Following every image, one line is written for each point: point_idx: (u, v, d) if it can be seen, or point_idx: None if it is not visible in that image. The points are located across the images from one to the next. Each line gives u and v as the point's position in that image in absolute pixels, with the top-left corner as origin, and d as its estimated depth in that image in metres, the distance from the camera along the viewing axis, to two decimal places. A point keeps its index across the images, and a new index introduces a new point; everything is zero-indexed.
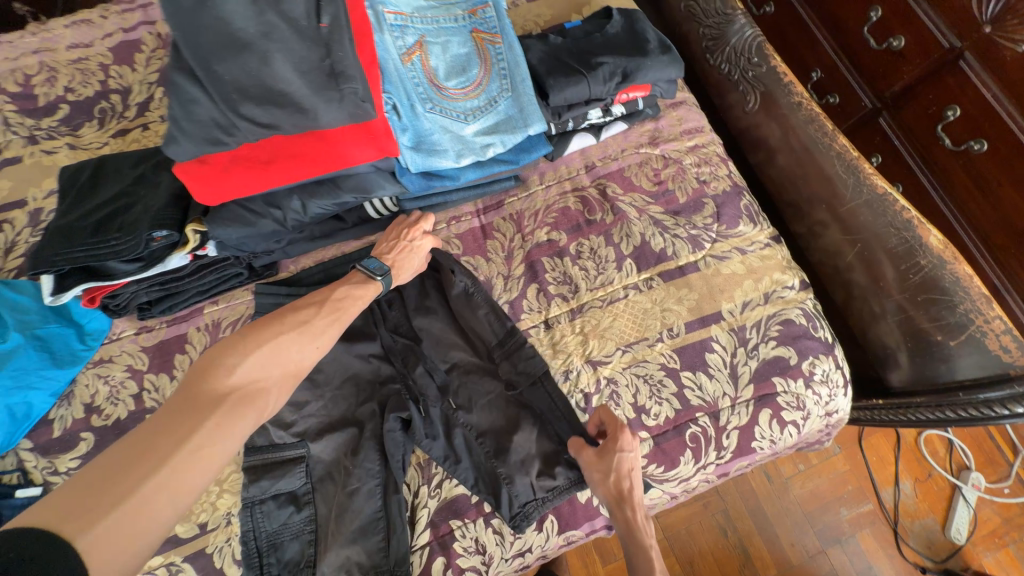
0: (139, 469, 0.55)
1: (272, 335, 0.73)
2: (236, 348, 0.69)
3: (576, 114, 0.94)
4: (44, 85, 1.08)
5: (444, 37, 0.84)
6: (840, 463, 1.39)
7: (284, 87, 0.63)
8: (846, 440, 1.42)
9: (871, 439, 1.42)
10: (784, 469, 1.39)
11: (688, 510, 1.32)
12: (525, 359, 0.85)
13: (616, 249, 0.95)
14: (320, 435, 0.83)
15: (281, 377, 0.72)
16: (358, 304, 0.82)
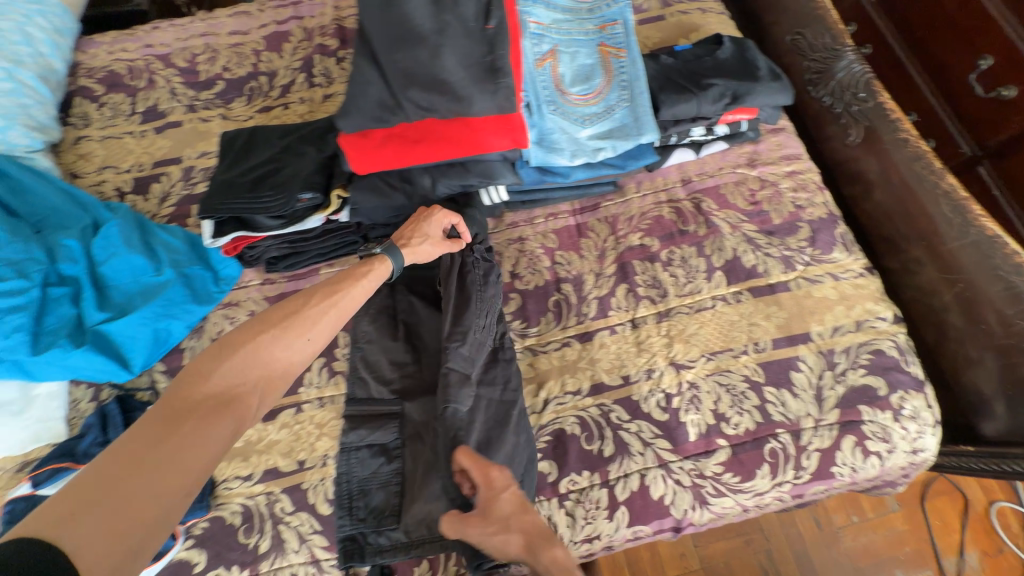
0: (122, 475, 0.53)
1: (257, 333, 0.71)
2: (213, 353, 0.68)
3: (681, 130, 0.99)
4: (206, 63, 1.25)
5: (574, 48, 0.92)
6: (899, 521, 1.31)
7: (449, 77, 0.73)
8: (906, 497, 1.34)
9: (934, 501, 1.33)
10: (836, 517, 1.32)
11: (731, 542, 1.28)
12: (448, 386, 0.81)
13: (707, 261, 0.98)
14: (413, 396, 0.88)
15: (264, 377, 0.70)
16: (356, 291, 0.81)
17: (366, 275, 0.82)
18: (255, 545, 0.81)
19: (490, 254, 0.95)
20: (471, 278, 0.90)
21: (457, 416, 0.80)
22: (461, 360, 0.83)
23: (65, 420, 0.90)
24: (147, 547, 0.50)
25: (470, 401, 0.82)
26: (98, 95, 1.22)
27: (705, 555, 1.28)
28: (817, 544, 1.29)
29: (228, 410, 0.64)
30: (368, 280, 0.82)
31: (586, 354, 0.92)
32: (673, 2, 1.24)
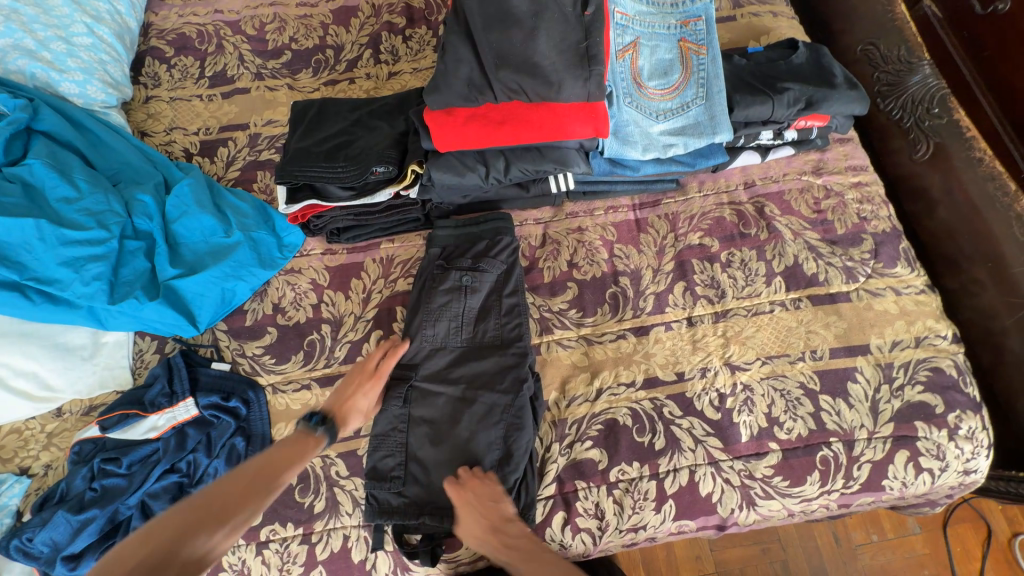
0: None
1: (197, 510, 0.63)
2: (138, 537, 0.59)
3: (750, 132, 0.97)
4: (274, 33, 1.24)
5: (654, 42, 0.93)
6: (918, 544, 1.25)
7: (542, 61, 0.73)
8: (928, 521, 1.27)
9: (955, 527, 1.27)
10: (855, 534, 1.26)
11: (747, 550, 1.24)
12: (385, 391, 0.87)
13: (768, 265, 0.98)
14: (462, 378, 0.87)
15: (186, 558, 0.58)
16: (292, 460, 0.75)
17: (303, 453, 0.77)
18: (310, 504, 0.84)
19: (446, 258, 0.96)
20: (424, 289, 0.94)
21: (398, 416, 0.86)
22: (412, 367, 0.88)
23: (130, 369, 0.93)
24: None
25: (399, 405, 0.86)
26: (168, 56, 1.22)
27: (720, 563, 1.23)
28: (833, 560, 1.24)
29: None
30: (300, 449, 0.77)
31: (641, 348, 0.93)
32: (746, 3, 1.22)
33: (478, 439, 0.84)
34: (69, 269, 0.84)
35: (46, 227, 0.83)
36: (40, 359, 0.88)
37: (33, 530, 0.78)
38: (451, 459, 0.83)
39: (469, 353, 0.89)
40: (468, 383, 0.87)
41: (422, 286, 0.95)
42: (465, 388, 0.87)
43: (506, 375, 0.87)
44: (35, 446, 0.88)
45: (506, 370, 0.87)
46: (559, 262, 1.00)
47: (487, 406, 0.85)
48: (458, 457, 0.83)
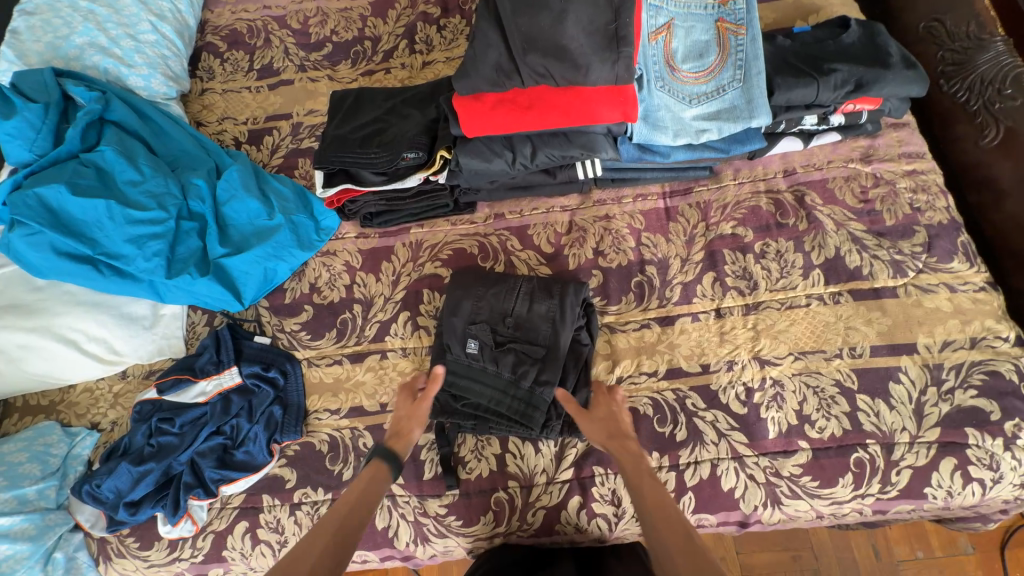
0: None
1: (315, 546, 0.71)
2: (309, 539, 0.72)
3: (792, 117, 0.92)
4: (317, 26, 1.30)
5: (690, 22, 0.89)
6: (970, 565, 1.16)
7: (569, 43, 0.72)
8: (981, 539, 1.17)
9: (1015, 551, 1.16)
10: (898, 550, 1.18)
11: (776, 554, 1.19)
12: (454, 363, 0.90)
13: (806, 257, 0.93)
14: (519, 350, 0.89)
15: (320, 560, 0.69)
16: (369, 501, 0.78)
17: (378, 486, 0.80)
18: (339, 472, 0.90)
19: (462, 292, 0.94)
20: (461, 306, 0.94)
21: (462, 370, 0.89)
22: (470, 318, 0.92)
23: (183, 338, 1.02)
24: None
25: (463, 363, 0.89)
26: (221, 51, 1.31)
27: (747, 565, 1.19)
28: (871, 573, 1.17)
29: None
30: (377, 483, 0.80)
31: (665, 338, 0.91)
32: None
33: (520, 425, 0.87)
34: (132, 246, 0.92)
35: (115, 207, 0.92)
36: (109, 326, 0.97)
37: (101, 477, 0.87)
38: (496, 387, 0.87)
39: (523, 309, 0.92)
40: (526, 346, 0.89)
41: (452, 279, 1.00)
42: (521, 351, 0.89)
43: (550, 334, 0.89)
44: (103, 404, 0.99)
45: (554, 330, 0.89)
46: (585, 250, 1.00)
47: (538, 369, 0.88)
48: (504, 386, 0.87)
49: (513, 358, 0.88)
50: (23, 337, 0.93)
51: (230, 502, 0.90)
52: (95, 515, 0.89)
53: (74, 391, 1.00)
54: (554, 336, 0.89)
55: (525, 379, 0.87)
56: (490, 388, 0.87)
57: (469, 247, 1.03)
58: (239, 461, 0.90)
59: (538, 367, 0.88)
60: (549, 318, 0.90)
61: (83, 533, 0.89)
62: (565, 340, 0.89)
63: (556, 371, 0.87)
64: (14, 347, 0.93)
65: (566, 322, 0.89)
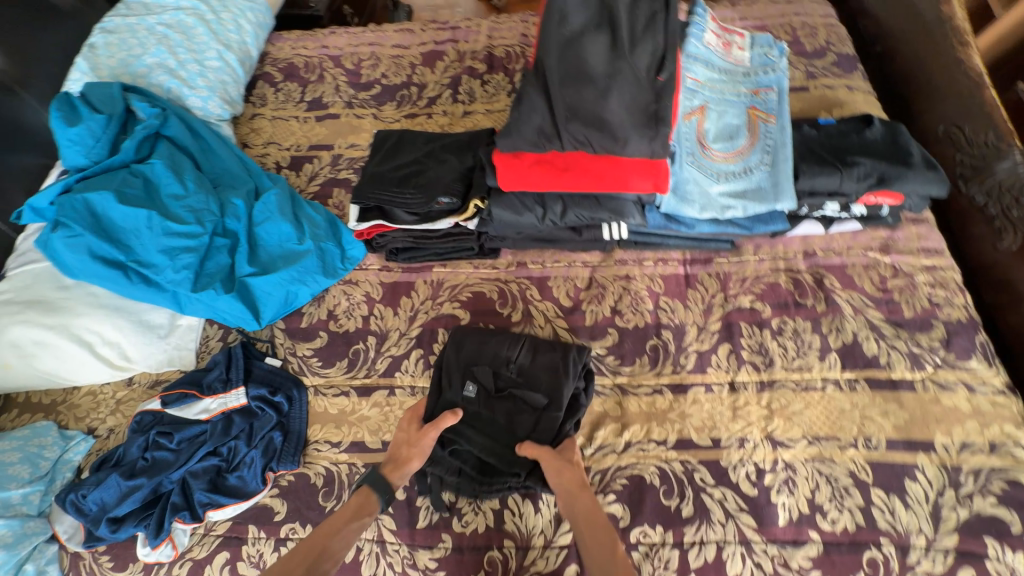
0: None
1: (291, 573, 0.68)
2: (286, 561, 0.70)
3: (815, 202, 0.95)
4: (369, 69, 1.39)
5: (723, 107, 0.94)
6: None
7: (611, 117, 0.77)
8: None
9: None
10: None
11: None
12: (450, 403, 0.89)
13: (823, 339, 0.93)
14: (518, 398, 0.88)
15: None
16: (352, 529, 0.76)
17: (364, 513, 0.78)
18: (331, 509, 0.87)
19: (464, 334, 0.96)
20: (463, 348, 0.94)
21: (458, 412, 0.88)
22: (472, 361, 0.92)
23: (195, 351, 1.02)
24: None
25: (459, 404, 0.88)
26: (276, 81, 1.39)
27: None
28: None
29: None
30: (364, 511, 0.78)
31: (677, 406, 0.90)
32: (819, 75, 1.23)
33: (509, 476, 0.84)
34: (165, 256, 0.95)
35: (155, 218, 0.95)
36: (126, 332, 0.98)
37: (88, 487, 0.85)
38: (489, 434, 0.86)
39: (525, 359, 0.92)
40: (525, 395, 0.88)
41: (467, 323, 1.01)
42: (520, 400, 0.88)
43: (550, 385, 0.88)
44: (104, 409, 0.98)
45: (555, 381, 0.88)
46: (603, 308, 1.01)
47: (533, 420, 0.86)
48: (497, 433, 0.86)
49: (511, 405, 0.88)
50: (40, 334, 0.93)
51: (214, 529, 0.87)
52: (74, 527, 0.86)
53: (78, 393, 1.00)
54: (554, 387, 0.88)
55: (521, 428, 0.86)
56: (483, 435, 0.86)
57: (488, 292, 1.04)
58: (230, 486, 0.88)
59: (535, 417, 0.87)
60: (552, 369, 0.90)
61: (58, 545, 0.85)
62: (566, 393, 0.87)
63: (553, 423, 0.85)
64: (29, 343, 0.93)
65: (569, 374, 0.88)
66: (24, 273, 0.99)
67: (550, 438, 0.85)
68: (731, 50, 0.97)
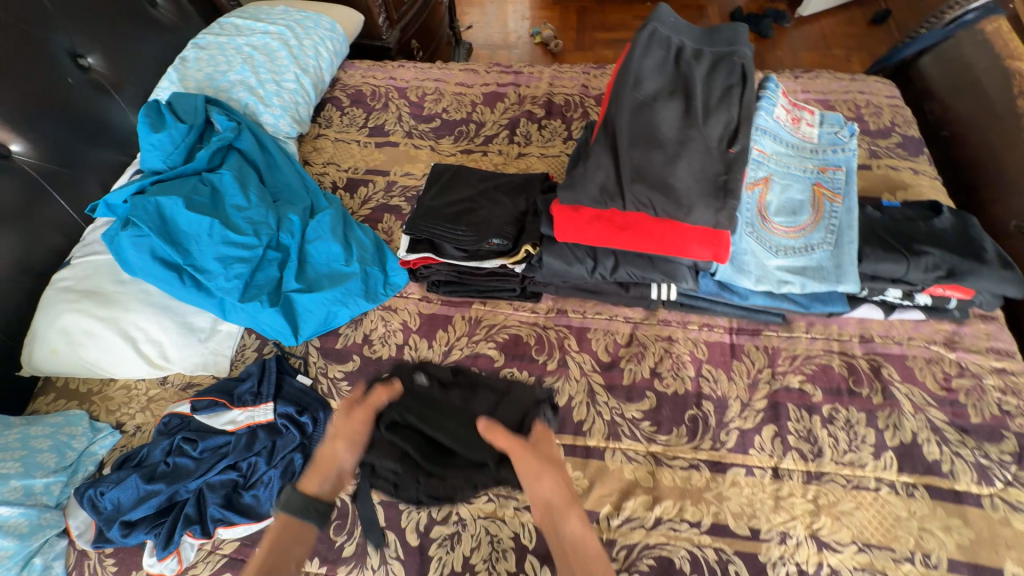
0: None
1: None
2: None
3: (876, 286, 0.92)
4: (432, 102, 1.44)
5: (787, 181, 0.92)
6: None
7: (677, 184, 0.77)
8: None
9: None
10: None
11: None
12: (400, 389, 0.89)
13: (878, 434, 0.87)
14: (473, 390, 0.92)
15: None
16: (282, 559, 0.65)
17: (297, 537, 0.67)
18: (340, 544, 0.83)
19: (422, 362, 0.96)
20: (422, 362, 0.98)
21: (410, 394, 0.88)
22: (429, 364, 0.96)
23: (230, 359, 1.03)
24: None
25: (414, 387, 0.90)
26: (343, 105, 1.46)
27: None
28: None
29: None
30: (292, 536, 0.67)
31: (714, 486, 0.85)
32: (883, 155, 1.21)
33: (475, 466, 0.83)
34: (219, 264, 0.97)
35: (216, 226, 0.99)
36: (169, 331, 1.00)
37: (107, 485, 0.85)
38: (444, 420, 0.85)
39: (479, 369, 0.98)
40: (479, 385, 0.92)
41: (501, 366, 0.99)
42: (473, 389, 0.92)
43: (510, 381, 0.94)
44: (135, 405, 0.99)
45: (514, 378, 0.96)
46: (642, 368, 0.97)
47: (491, 406, 0.89)
48: (451, 420, 0.85)
49: (467, 395, 0.91)
50: (90, 324, 0.96)
51: (220, 548, 0.84)
52: (86, 524, 0.85)
53: (113, 386, 1.01)
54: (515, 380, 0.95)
55: (481, 409, 0.88)
56: (438, 421, 0.84)
57: (526, 336, 1.02)
58: (244, 505, 0.86)
59: (495, 401, 0.90)
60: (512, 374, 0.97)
61: (67, 540, 0.84)
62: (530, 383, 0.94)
63: (517, 405, 0.88)
64: (78, 331, 0.96)
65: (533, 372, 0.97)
66: (86, 263, 1.04)
67: (514, 419, 0.86)
68: (800, 126, 0.96)
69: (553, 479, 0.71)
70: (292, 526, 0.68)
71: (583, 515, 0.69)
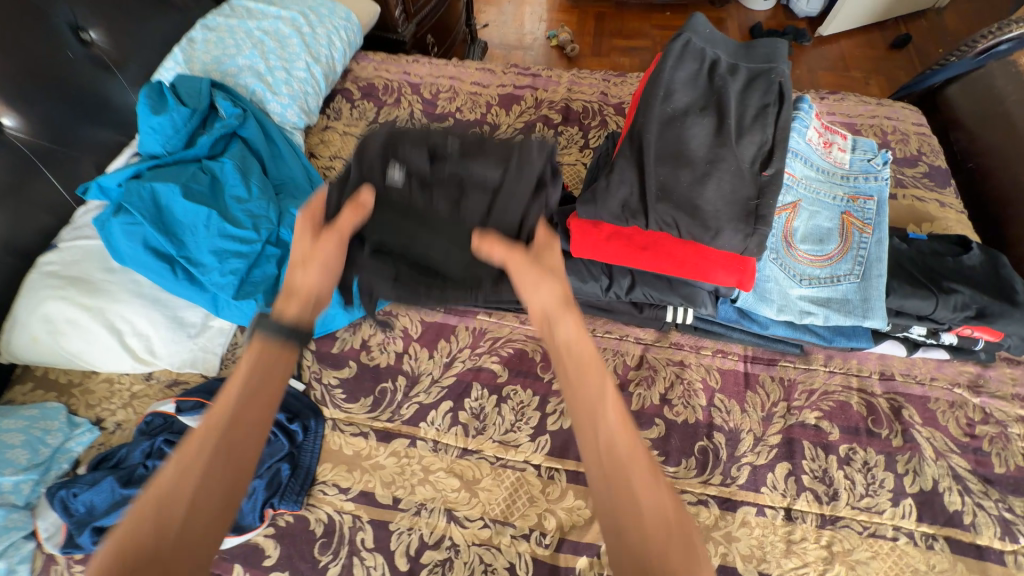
0: None
1: (176, 473, 0.51)
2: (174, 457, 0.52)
3: (901, 322, 0.87)
4: (446, 101, 1.40)
5: (815, 207, 0.88)
6: None
7: (705, 206, 0.72)
8: None
9: None
10: None
11: None
12: (378, 187, 0.74)
13: (897, 479, 0.83)
14: (476, 160, 0.76)
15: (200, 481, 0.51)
16: (256, 384, 0.58)
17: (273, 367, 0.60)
18: (325, 565, 0.79)
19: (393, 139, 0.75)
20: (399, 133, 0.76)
21: (389, 197, 0.74)
22: (412, 139, 0.76)
23: (220, 357, 0.98)
24: None
25: (387, 184, 0.74)
26: (354, 98, 1.41)
27: None
28: None
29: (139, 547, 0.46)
30: (270, 365, 0.60)
31: (723, 525, 0.80)
32: (910, 184, 1.17)
33: (470, 287, 0.78)
34: (214, 258, 0.92)
35: (214, 218, 0.94)
36: (157, 325, 0.95)
37: (81, 487, 0.80)
38: (440, 211, 0.76)
39: (474, 141, 0.78)
40: (470, 174, 0.77)
41: (504, 382, 0.94)
42: (464, 178, 0.77)
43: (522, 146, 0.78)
44: (117, 401, 0.94)
45: (519, 148, 0.77)
46: (652, 392, 0.93)
47: (495, 187, 0.77)
48: (449, 218, 0.76)
49: (456, 189, 0.76)
50: (74, 313, 0.91)
51: None
52: (55, 526, 0.79)
53: (94, 378, 0.96)
54: (515, 163, 0.76)
55: (472, 215, 0.76)
56: (427, 224, 0.76)
57: (531, 351, 0.98)
58: None
59: (490, 195, 0.77)
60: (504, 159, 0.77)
61: (35, 543, 0.79)
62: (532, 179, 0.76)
63: (512, 202, 0.76)
64: (61, 320, 0.91)
65: (528, 167, 0.77)
66: (74, 248, 0.98)
67: (514, 224, 0.75)
68: (831, 151, 0.92)
69: (553, 288, 0.65)
70: (273, 348, 0.61)
71: (579, 320, 0.63)
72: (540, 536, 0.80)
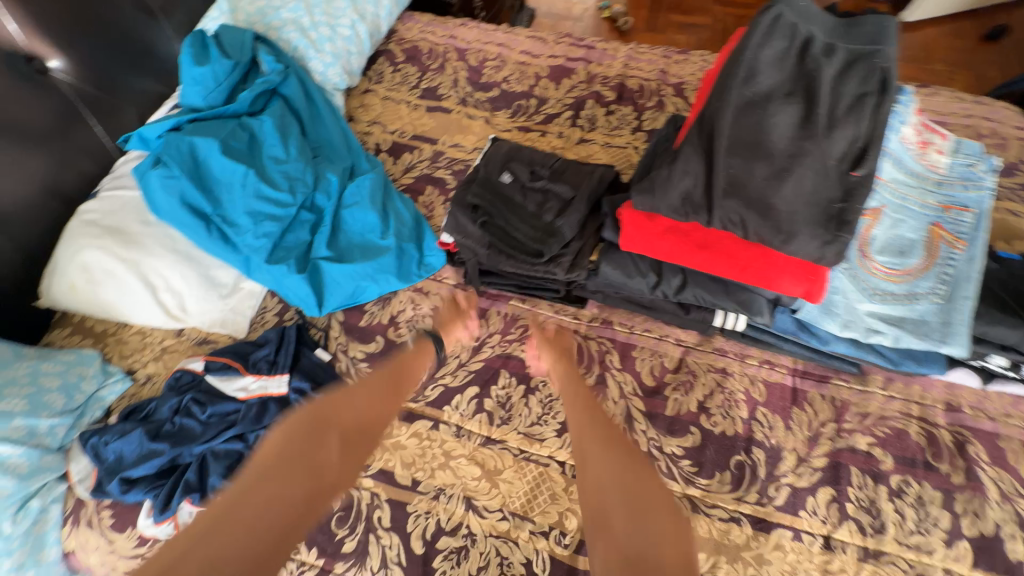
0: (280, 473, 0.57)
1: (355, 398, 0.69)
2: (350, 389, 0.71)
3: (980, 351, 0.79)
4: (492, 70, 1.32)
5: (900, 215, 0.79)
6: None
7: (780, 205, 0.65)
8: None
9: None
10: None
11: None
12: (490, 184, 0.94)
13: (953, 519, 0.76)
14: (557, 180, 0.93)
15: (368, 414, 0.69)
16: (410, 369, 0.81)
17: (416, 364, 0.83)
18: (341, 538, 0.78)
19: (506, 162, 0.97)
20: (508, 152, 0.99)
21: (496, 188, 0.93)
22: (520, 157, 0.98)
23: (249, 320, 0.98)
24: (290, 485, 0.57)
25: (500, 180, 0.94)
26: (397, 61, 1.35)
27: None
28: None
29: (328, 431, 0.63)
30: (417, 359, 0.83)
31: (755, 545, 0.76)
32: (1004, 196, 1.04)
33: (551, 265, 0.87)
34: (249, 219, 0.91)
35: (251, 177, 0.91)
36: (191, 282, 0.94)
37: (112, 436, 0.81)
38: (528, 205, 0.91)
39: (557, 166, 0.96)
40: (552, 184, 0.93)
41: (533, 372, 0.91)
42: (545, 190, 0.93)
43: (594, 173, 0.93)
44: (148, 354, 0.95)
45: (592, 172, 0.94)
46: (690, 399, 0.88)
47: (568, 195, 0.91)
48: (532, 209, 0.90)
49: (541, 196, 0.92)
50: (111, 264, 0.91)
51: None
52: (86, 470, 0.82)
53: (128, 329, 0.97)
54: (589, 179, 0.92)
55: (546, 213, 0.89)
56: (519, 209, 0.91)
57: None
58: None
59: (563, 203, 0.90)
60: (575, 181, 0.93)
61: (67, 485, 0.81)
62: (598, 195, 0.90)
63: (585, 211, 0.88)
64: (98, 269, 0.91)
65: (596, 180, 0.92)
66: (114, 197, 0.98)
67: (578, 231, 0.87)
68: (927, 152, 0.82)
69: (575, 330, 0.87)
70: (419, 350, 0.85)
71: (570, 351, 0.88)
72: (560, 536, 0.77)
